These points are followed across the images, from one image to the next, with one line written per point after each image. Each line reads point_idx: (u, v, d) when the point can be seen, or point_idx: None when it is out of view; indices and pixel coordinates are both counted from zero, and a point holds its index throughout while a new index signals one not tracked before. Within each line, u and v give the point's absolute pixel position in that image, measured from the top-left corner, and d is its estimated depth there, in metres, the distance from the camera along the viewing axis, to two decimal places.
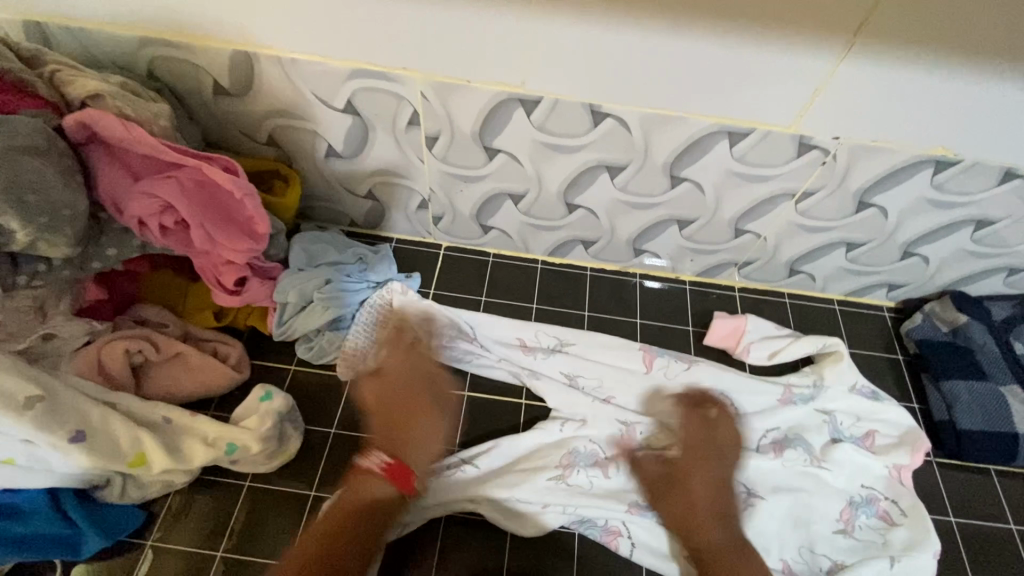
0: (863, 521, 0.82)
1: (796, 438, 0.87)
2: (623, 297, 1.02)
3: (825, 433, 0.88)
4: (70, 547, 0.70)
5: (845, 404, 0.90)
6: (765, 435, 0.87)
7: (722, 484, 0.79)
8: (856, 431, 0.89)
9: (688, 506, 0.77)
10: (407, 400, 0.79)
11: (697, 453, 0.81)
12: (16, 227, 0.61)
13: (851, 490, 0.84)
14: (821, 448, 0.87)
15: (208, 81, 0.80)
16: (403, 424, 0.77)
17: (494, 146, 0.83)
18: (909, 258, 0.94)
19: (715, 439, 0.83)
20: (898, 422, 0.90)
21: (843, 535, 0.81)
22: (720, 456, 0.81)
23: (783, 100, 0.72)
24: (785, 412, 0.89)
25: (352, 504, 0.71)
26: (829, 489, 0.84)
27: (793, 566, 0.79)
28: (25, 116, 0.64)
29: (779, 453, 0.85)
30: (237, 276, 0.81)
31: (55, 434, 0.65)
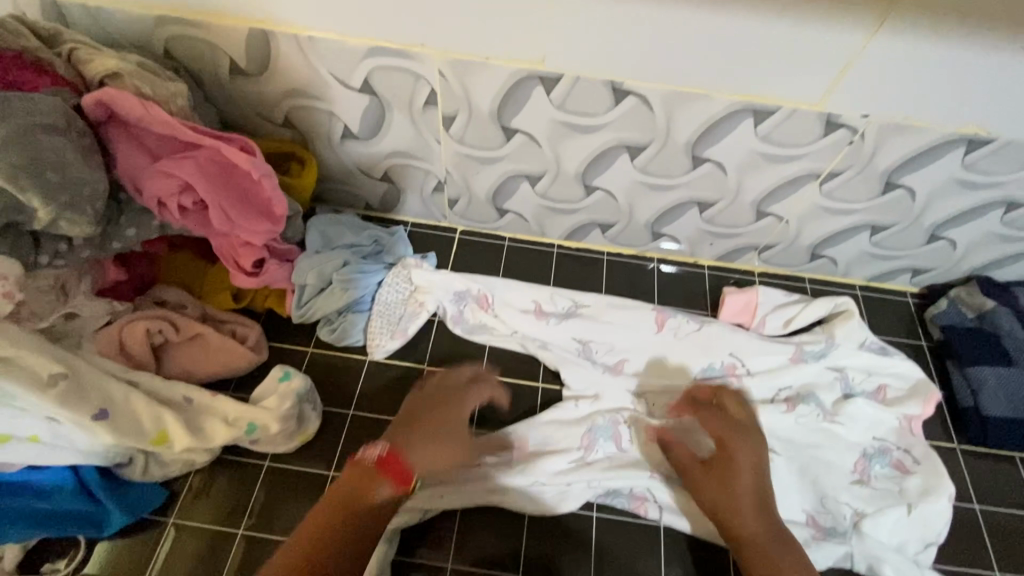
0: (878, 472, 0.84)
1: (809, 395, 0.88)
2: (640, 281, 1.01)
3: (836, 390, 0.89)
4: (94, 523, 0.71)
5: (856, 361, 0.91)
6: (777, 392, 0.89)
7: (761, 471, 0.77)
8: (867, 385, 0.90)
9: (727, 491, 0.75)
10: (437, 409, 0.73)
11: (735, 435, 0.79)
12: (37, 204, 0.61)
13: (866, 443, 0.86)
14: (833, 403, 0.88)
15: (224, 60, 0.79)
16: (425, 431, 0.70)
17: (512, 126, 0.81)
18: (935, 242, 0.92)
19: (740, 421, 0.81)
20: (908, 373, 0.91)
21: (860, 485, 0.83)
22: (751, 438, 0.79)
23: (811, 76, 0.70)
24: (797, 370, 0.90)
25: (348, 503, 0.62)
26: (843, 443, 0.86)
27: (818, 519, 0.81)
28: (45, 95, 0.64)
29: (791, 408, 0.87)
30: (255, 257, 0.81)
31: (79, 412, 0.66)
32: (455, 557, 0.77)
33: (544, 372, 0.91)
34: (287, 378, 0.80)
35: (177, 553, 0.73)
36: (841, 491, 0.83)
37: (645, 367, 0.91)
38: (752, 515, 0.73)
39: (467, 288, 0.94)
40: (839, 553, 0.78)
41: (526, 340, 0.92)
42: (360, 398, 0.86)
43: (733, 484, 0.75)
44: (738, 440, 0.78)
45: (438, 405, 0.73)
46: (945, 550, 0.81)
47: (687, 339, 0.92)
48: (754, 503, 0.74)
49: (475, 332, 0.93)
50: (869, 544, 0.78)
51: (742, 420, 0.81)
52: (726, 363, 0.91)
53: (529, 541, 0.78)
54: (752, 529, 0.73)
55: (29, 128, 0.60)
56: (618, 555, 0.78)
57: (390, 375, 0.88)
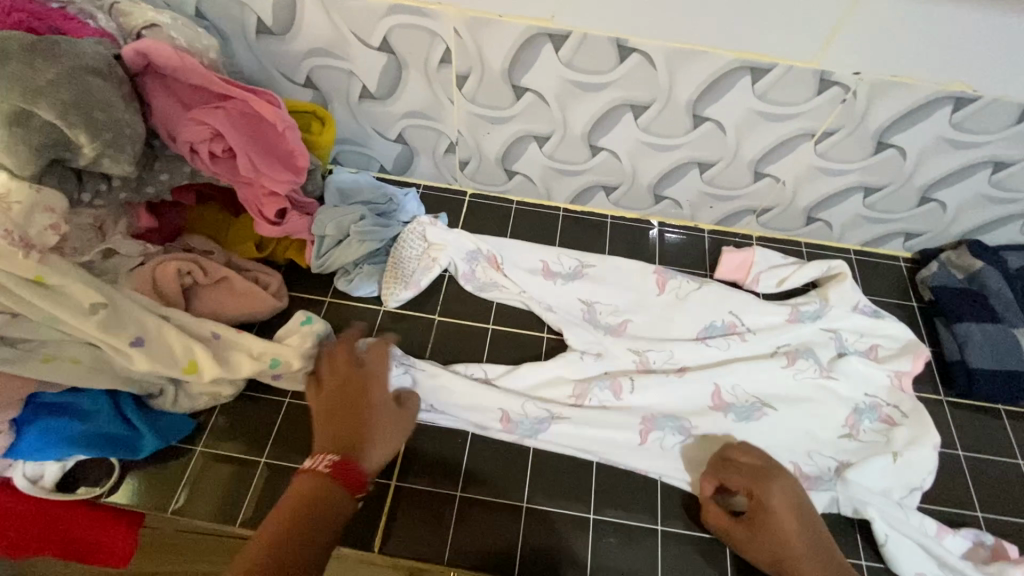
0: (867, 426, 0.87)
1: (806, 350, 0.92)
2: (642, 243, 1.05)
3: (831, 348, 0.93)
4: (128, 447, 0.76)
5: (848, 323, 0.95)
6: (776, 350, 0.93)
7: (802, 509, 0.75)
8: (860, 345, 0.94)
9: (781, 542, 0.72)
10: (352, 401, 0.74)
11: (763, 484, 0.76)
12: (84, 141, 0.66)
13: (857, 399, 0.89)
14: (827, 361, 0.92)
15: (251, 19, 0.84)
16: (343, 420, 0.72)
17: (522, 85, 0.86)
18: (926, 204, 0.96)
19: (760, 463, 0.79)
20: (899, 335, 0.94)
21: (849, 439, 0.86)
22: (780, 480, 0.76)
23: (806, 32, 0.75)
24: (794, 329, 0.93)
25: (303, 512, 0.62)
26: (836, 398, 0.89)
27: (805, 469, 0.84)
28: (91, 41, 0.69)
29: (791, 362, 0.90)
30: (278, 207, 0.86)
31: (118, 338, 0.72)
32: (463, 484, 0.81)
33: (548, 323, 0.95)
34: (309, 322, 0.85)
35: (203, 479, 0.78)
36: (829, 444, 0.86)
37: (645, 324, 0.95)
38: (808, 559, 0.71)
39: (477, 248, 0.99)
40: (825, 500, 0.81)
41: (531, 300, 0.95)
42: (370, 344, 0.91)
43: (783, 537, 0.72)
44: (771, 489, 0.75)
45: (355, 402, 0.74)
46: (928, 493, 0.85)
47: (689, 299, 0.96)
48: (809, 543, 0.73)
49: (486, 289, 0.97)
50: (853, 490, 0.80)
51: (758, 462, 0.79)
52: (726, 321, 0.95)
53: (533, 478, 0.82)
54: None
55: (77, 70, 0.65)
56: (619, 490, 0.82)
57: (402, 323, 0.93)
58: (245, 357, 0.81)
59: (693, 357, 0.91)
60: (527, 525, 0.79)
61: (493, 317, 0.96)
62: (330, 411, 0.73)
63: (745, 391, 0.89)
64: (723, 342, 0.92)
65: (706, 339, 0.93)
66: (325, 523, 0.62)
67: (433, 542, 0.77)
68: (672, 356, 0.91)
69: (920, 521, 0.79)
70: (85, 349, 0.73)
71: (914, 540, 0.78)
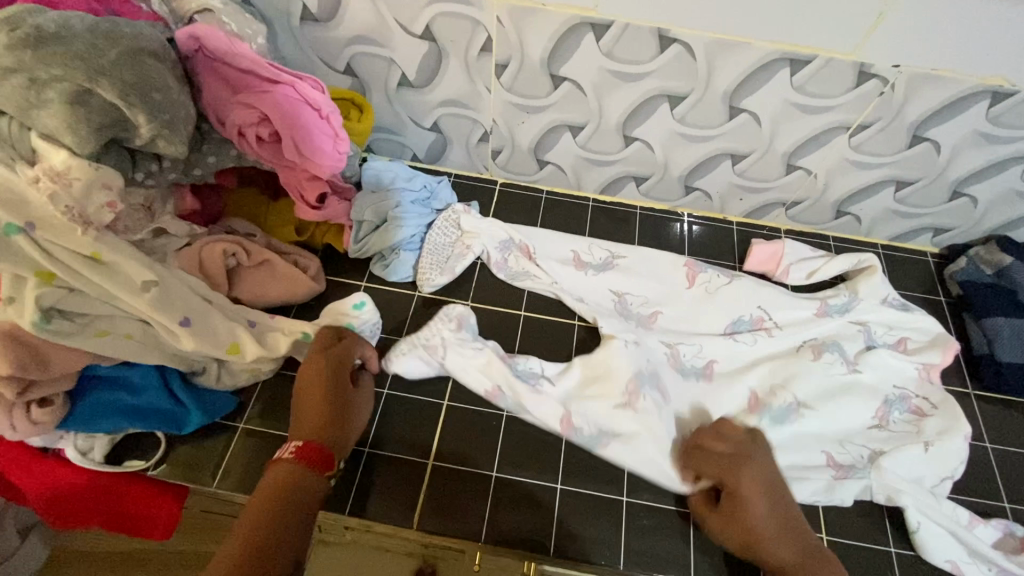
0: (897, 418, 0.88)
1: (833, 344, 0.92)
2: (671, 234, 1.06)
3: (861, 341, 0.93)
4: (174, 422, 0.78)
5: (877, 316, 0.95)
6: (803, 343, 0.93)
7: (773, 494, 0.75)
8: (889, 338, 0.94)
9: (744, 529, 0.72)
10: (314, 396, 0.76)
11: (731, 471, 0.75)
12: (142, 121, 0.67)
13: (887, 390, 0.90)
14: (856, 354, 0.92)
15: (296, 6, 0.85)
16: (315, 404, 0.75)
17: (560, 74, 0.87)
18: (957, 199, 0.96)
19: (734, 446, 0.78)
20: (928, 328, 0.95)
21: (878, 429, 0.87)
22: (751, 467, 0.75)
23: (847, 23, 0.76)
24: (822, 323, 0.94)
25: (283, 489, 0.66)
26: (866, 390, 0.90)
27: (837, 459, 0.85)
28: (147, 24, 0.71)
29: (817, 355, 0.91)
30: (320, 191, 0.88)
31: (168, 315, 0.74)
32: (497, 465, 0.83)
33: (580, 317, 0.96)
34: (362, 307, 0.88)
35: (245, 454, 0.80)
36: (858, 435, 0.87)
37: (675, 318, 0.96)
38: (781, 544, 0.72)
39: (510, 239, 1.00)
40: (857, 488, 0.82)
41: (563, 291, 0.96)
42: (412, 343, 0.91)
43: (749, 521, 0.72)
44: (740, 476, 0.74)
45: (331, 393, 0.76)
46: (957, 483, 0.86)
47: (719, 293, 0.97)
48: (776, 527, 0.73)
49: (518, 278, 0.98)
50: (887, 477, 0.81)
51: (732, 449, 0.77)
52: (755, 316, 0.95)
53: (566, 462, 0.84)
54: (784, 557, 0.71)
55: (137, 51, 0.67)
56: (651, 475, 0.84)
57: (436, 308, 0.95)
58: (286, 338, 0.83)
59: (724, 352, 0.92)
60: (563, 506, 0.81)
61: (524, 304, 0.97)
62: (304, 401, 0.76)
63: (783, 393, 0.88)
64: (751, 338, 0.93)
65: (734, 335, 0.94)
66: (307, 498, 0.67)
67: (470, 519, 0.79)
68: (701, 350, 0.92)
69: (952, 510, 0.80)
70: (137, 325, 0.75)
71: (945, 528, 0.79)
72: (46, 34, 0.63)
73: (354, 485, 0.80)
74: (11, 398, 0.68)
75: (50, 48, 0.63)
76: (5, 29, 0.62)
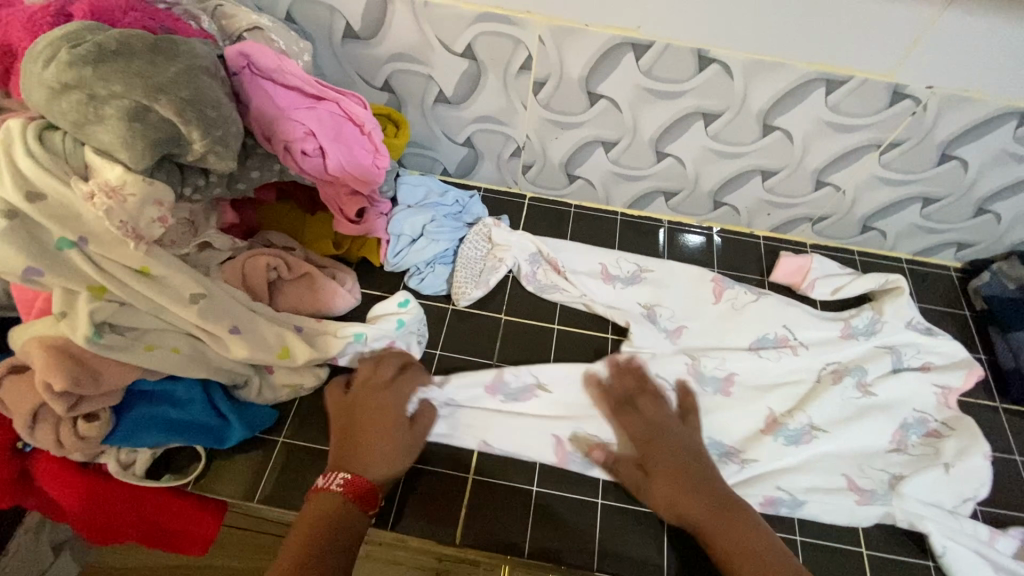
0: (914, 441, 0.89)
1: (854, 367, 0.92)
2: (696, 248, 1.07)
3: (887, 364, 0.93)
4: (216, 437, 0.78)
5: (904, 338, 0.96)
6: (825, 365, 0.93)
7: (689, 453, 0.79)
8: (915, 361, 0.95)
9: (665, 484, 0.76)
10: (359, 415, 0.78)
11: (650, 436, 0.81)
12: (196, 137, 0.67)
13: (906, 414, 0.90)
14: (877, 376, 0.92)
15: (340, 24, 0.87)
16: (360, 424, 0.77)
17: (598, 92, 0.89)
18: (982, 215, 0.98)
19: (658, 416, 0.83)
20: (953, 353, 0.96)
21: (897, 453, 0.88)
22: (668, 433, 0.81)
23: (882, 46, 0.78)
24: (846, 346, 0.94)
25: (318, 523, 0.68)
26: (886, 415, 0.89)
27: (858, 482, 0.85)
28: (200, 42, 0.72)
29: (837, 379, 0.91)
30: (359, 206, 0.89)
31: (215, 328, 0.74)
32: (538, 481, 0.83)
33: (614, 325, 0.97)
34: (407, 306, 0.89)
35: (284, 470, 0.80)
36: (877, 458, 0.87)
37: (699, 334, 0.96)
38: (693, 498, 0.74)
39: (538, 251, 1.01)
40: (879, 514, 0.82)
41: (594, 301, 0.97)
42: (449, 363, 0.91)
43: (668, 483, 0.76)
44: (654, 440, 0.80)
45: (366, 410, 0.78)
46: (989, 498, 0.87)
47: (746, 309, 0.97)
48: (693, 487, 0.75)
49: (547, 290, 0.98)
50: (908, 504, 0.82)
51: (654, 420, 0.83)
52: (778, 334, 0.96)
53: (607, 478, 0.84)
54: (699, 513, 0.73)
55: (192, 69, 0.68)
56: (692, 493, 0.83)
57: (470, 322, 0.96)
58: (308, 366, 0.84)
59: (746, 366, 0.92)
60: (603, 521, 0.81)
61: (557, 318, 0.98)
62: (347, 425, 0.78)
63: (797, 412, 0.88)
64: (775, 354, 0.93)
65: (759, 350, 0.94)
66: (347, 517, 0.69)
67: (508, 532, 0.79)
68: (723, 362, 0.92)
69: (972, 527, 0.81)
70: (183, 339, 0.75)
71: (970, 548, 0.80)
72: (106, 51, 0.63)
73: (396, 499, 0.80)
74: (61, 412, 0.67)
75: (109, 64, 0.63)
76: (66, 47, 0.63)
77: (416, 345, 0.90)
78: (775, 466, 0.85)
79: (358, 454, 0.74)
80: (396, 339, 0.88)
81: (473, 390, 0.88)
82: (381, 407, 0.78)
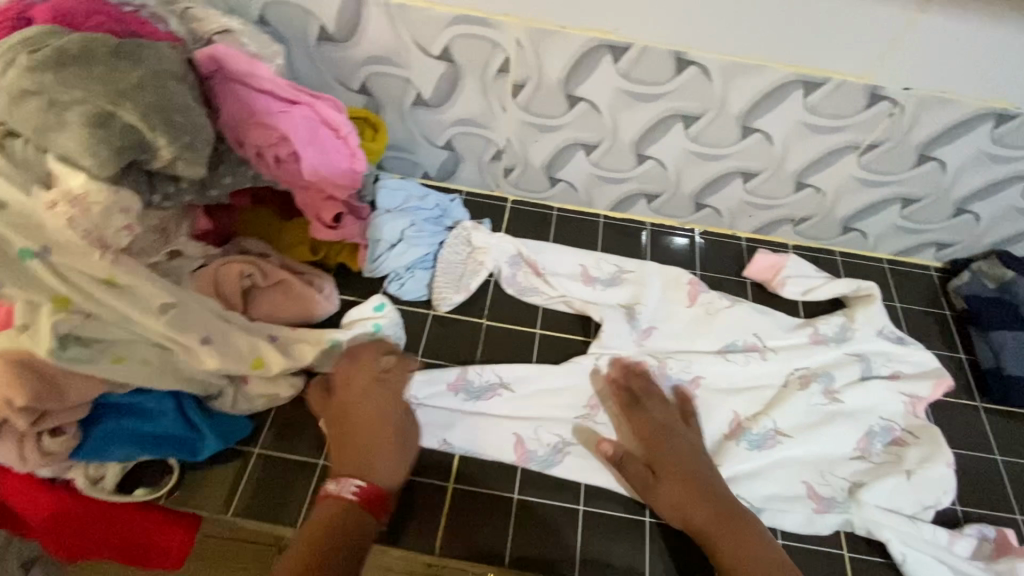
0: (878, 448, 0.88)
1: (822, 373, 0.92)
2: (678, 250, 1.06)
3: (856, 371, 0.92)
4: (189, 449, 0.76)
5: (875, 346, 0.95)
6: (793, 371, 0.93)
7: (697, 460, 0.80)
8: (885, 369, 0.94)
9: (672, 487, 0.77)
10: (352, 415, 0.77)
11: (659, 437, 0.82)
12: (163, 143, 0.65)
13: (872, 422, 0.89)
14: (846, 383, 0.92)
15: (315, 26, 0.85)
16: (356, 423, 0.76)
17: (577, 95, 0.88)
18: (961, 216, 0.99)
19: (662, 418, 0.84)
20: (923, 363, 0.95)
21: (861, 460, 0.87)
22: (675, 436, 0.82)
23: (859, 48, 0.78)
24: (819, 351, 0.94)
25: (329, 525, 0.67)
26: (852, 422, 0.88)
27: (817, 490, 0.84)
28: (168, 45, 0.70)
29: (805, 385, 0.91)
30: (335, 211, 0.87)
31: (187, 339, 0.72)
32: (519, 488, 0.82)
33: (594, 325, 0.96)
34: (383, 309, 0.88)
35: (261, 481, 0.79)
36: (839, 465, 0.86)
37: (679, 339, 0.94)
38: (700, 503, 0.76)
39: (518, 253, 1.00)
40: (837, 522, 0.82)
41: (572, 297, 0.97)
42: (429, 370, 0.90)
43: (675, 485, 0.77)
44: (660, 443, 0.81)
45: (361, 410, 0.77)
46: (968, 499, 0.87)
47: (719, 314, 0.96)
48: (698, 492, 0.77)
49: (527, 292, 0.98)
50: (866, 512, 0.81)
51: (661, 420, 0.83)
52: (748, 341, 0.95)
53: (587, 485, 0.83)
54: (701, 519, 0.75)
55: (159, 74, 0.66)
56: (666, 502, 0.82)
57: (451, 328, 0.94)
58: (283, 376, 0.82)
59: (716, 370, 0.91)
60: (584, 529, 0.80)
61: (538, 322, 0.97)
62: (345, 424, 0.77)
63: (758, 419, 0.88)
64: (743, 358, 0.92)
65: (726, 353, 0.93)
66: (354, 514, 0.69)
67: (488, 541, 0.78)
68: (689, 365, 0.91)
69: (930, 532, 0.81)
70: (153, 351, 0.73)
71: (929, 554, 0.80)
72: (68, 55, 0.62)
73: None
74: (24, 427, 0.66)
75: (72, 70, 0.62)
76: (26, 52, 0.62)
77: (393, 350, 0.89)
78: (737, 472, 0.84)
79: (359, 455, 0.74)
80: None
81: (438, 391, 0.87)
82: (373, 405, 0.77)
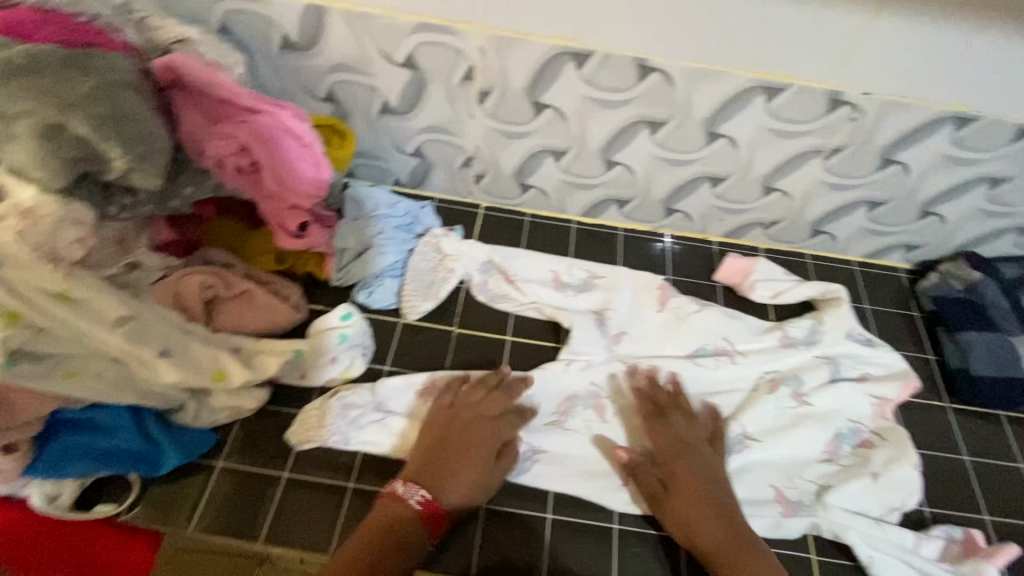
0: (847, 451, 0.88)
1: (791, 377, 0.92)
2: (649, 255, 1.06)
3: (825, 374, 0.93)
4: (149, 463, 0.75)
5: (843, 348, 0.95)
6: (762, 374, 0.93)
7: (715, 483, 0.80)
8: (853, 372, 0.94)
9: (688, 506, 0.77)
10: (449, 438, 0.79)
11: (680, 455, 0.81)
12: (116, 154, 0.64)
13: (840, 424, 0.90)
14: (814, 386, 0.92)
15: (277, 35, 0.85)
16: (452, 447, 0.79)
17: (543, 102, 0.88)
18: (927, 218, 1.00)
19: (688, 437, 0.83)
20: (889, 364, 0.96)
21: (829, 463, 0.87)
22: (693, 457, 0.81)
23: (818, 54, 0.79)
24: (788, 354, 0.94)
25: (385, 534, 0.71)
26: (821, 425, 0.89)
27: (785, 494, 0.84)
28: (121, 55, 0.69)
29: (774, 388, 0.91)
30: (301, 220, 0.86)
31: (144, 352, 0.71)
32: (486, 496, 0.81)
33: (564, 331, 0.96)
34: (349, 319, 0.88)
35: (221, 494, 0.77)
36: (807, 468, 0.86)
37: (650, 344, 0.94)
38: (708, 525, 0.76)
39: (489, 260, 1.00)
40: (805, 525, 0.82)
41: (543, 304, 0.97)
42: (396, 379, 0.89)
43: (694, 505, 0.77)
44: (681, 461, 0.81)
45: (456, 435, 0.80)
46: (935, 500, 0.87)
47: (689, 319, 0.96)
48: (711, 514, 0.77)
49: (497, 299, 0.97)
50: (833, 515, 0.82)
51: (685, 439, 0.83)
52: (717, 345, 0.95)
53: (556, 492, 0.82)
54: (710, 541, 0.75)
55: (112, 84, 0.65)
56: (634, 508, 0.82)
57: (420, 336, 0.93)
58: (246, 388, 0.81)
59: (688, 375, 0.91)
60: (551, 538, 0.79)
61: (508, 328, 0.96)
62: (436, 441, 0.80)
63: (730, 423, 0.88)
64: (713, 363, 0.93)
65: (696, 358, 0.93)
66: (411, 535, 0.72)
67: (457, 550, 0.77)
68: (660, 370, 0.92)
69: (897, 534, 0.81)
70: (110, 364, 0.72)
71: (896, 555, 0.80)
72: (16, 67, 0.61)
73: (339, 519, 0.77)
74: None
75: (20, 81, 0.61)
76: None
77: (360, 360, 0.88)
78: None
79: (437, 477, 0.76)
80: (339, 354, 0.87)
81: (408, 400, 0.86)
82: (472, 436, 0.80)
